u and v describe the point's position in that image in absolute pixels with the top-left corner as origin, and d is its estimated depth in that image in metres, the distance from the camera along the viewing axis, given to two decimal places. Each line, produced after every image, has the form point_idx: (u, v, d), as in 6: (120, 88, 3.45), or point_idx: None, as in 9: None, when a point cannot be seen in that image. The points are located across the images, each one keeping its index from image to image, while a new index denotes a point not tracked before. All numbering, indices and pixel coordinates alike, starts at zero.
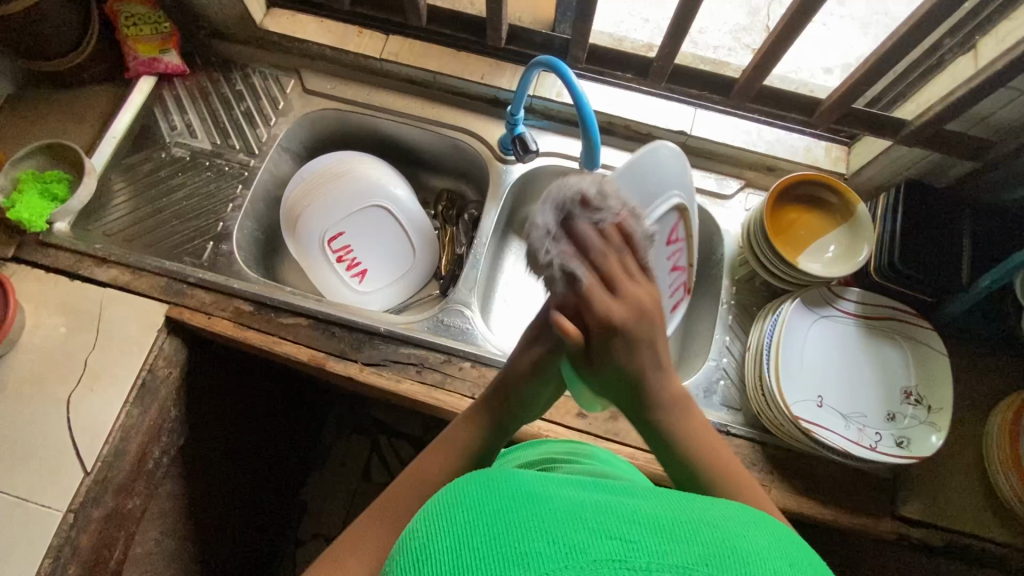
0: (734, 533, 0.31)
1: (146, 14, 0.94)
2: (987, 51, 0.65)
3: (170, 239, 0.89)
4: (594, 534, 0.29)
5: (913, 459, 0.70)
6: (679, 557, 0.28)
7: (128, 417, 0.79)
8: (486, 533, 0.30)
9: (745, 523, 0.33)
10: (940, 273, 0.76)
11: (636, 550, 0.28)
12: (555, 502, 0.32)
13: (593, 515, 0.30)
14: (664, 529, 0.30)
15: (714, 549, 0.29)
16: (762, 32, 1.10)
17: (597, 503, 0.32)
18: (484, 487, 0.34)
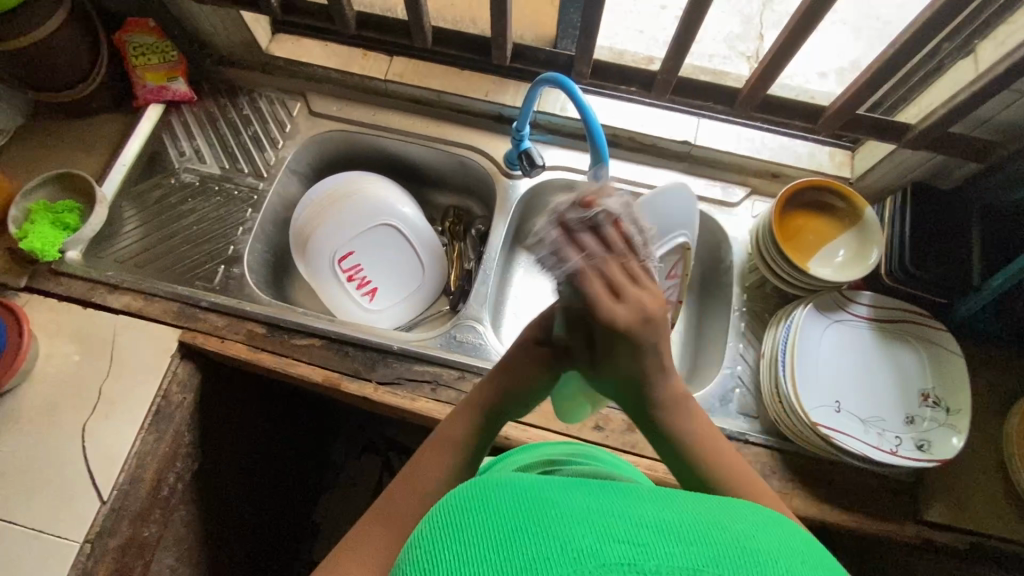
0: (751, 534, 0.29)
1: (153, 43, 0.95)
2: (987, 54, 0.65)
3: (182, 264, 0.90)
4: (601, 538, 0.27)
5: (935, 462, 0.70)
6: (691, 559, 0.27)
7: (144, 444, 0.78)
8: (484, 536, 0.28)
9: (759, 521, 0.31)
10: (951, 275, 0.76)
11: (645, 554, 0.27)
12: (561, 506, 0.30)
13: (601, 519, 0.29)
14: (675, 532, 0.28)
15: (731, 552, 0.27)
16: (756, 39, 1.11)
17: (605, 505, 0.30)
18: (483, 490, 0.32)
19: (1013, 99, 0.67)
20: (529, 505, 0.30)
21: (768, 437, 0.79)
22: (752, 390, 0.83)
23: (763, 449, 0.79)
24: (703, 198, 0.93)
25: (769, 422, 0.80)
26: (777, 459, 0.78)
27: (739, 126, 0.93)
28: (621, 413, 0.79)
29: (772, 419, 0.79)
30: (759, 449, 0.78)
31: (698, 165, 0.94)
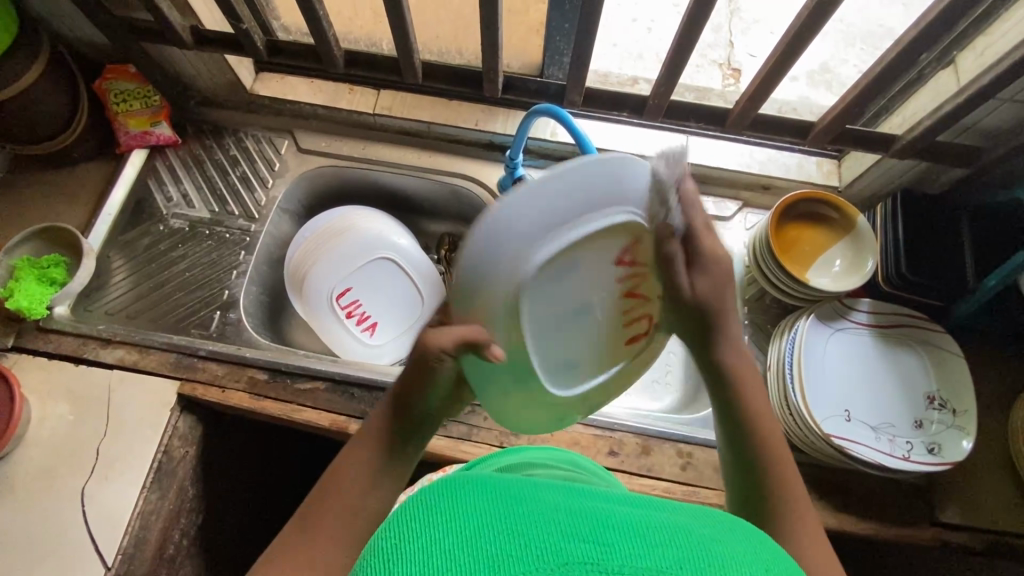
0: (704, 538, 0.33)
1: (135, 90, 0.94)
2: (966, 66, 0.68)
3: (176, 312, 0.88)
4: (567, 537, 0.31)
5: (947, 465, 0.71)
6: (646, 561, 0.30)
7: (147, 504, 0.76)
8: (461, 533, 0.31)
9: (710, 527, 0.35)
10: (946, 278, 0.78)
11: (608, 552, 0.30)
12: (529, 505, 0.33)
13: (566, 518, 0.32)
14: (631, 534, 0.32)
15: (686, 554, 0.31)
16: (727, 48, 1.13)
17: (571, 508, 0.34)
18: (463, 487, 0.35)
19: (994, 107, 0.69)
20: (503, 503, 0.33)
21: None
22: None
23: None
24: None
25: None
26: None
27: (728, 141, 0.94)
28: (635, 436, 0.79)
29: (784, 431, 0.79)
30: None
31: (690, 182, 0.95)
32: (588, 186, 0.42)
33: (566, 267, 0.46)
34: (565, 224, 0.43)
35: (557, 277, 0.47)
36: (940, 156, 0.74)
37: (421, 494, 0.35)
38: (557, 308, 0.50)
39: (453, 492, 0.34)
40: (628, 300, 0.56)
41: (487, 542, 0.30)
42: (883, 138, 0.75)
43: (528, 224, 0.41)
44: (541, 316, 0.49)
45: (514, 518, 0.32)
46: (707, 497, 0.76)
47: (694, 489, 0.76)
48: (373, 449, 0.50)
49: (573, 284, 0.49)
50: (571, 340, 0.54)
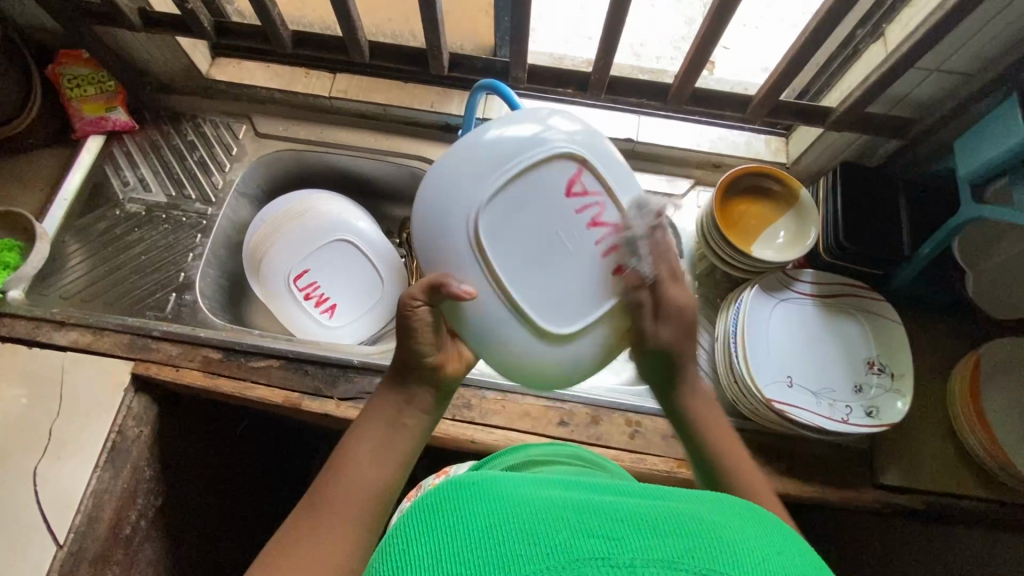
0: (716, 525, 0.32)
1: (88, 75, 0.94)
2: (893, 38, 0.70)
3: (131, 295, 0.88)
4: (580, 532, 0.30)
5: (883, 426, 0.73)
6: (660, 552, 0.29)
7: (100, 483, 0.76)
8: (468, 538, 0.31)
9: (726, 515, 0.34)
10: (886, 247, 0.79)
11: (618, 547, 0.29)
12: (537, 501, 0.33)
13: (578, 515, 0.32)
14: (647, 526, 0.31)
15: (698, 541, 0.30)
16: None
17: (586, 504, 0.33)
18: (472, 488, 0.34)
19: (921, 77, 0.72)
20: (516, 505, 0.32)
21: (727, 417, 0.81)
22: (710, 373, 0.85)
23: None
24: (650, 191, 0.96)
25: (728, 403, 0.83)
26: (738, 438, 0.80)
27: (679, 121, 0.96)
28: (585, 406, 0.80)
29: (730, 400, 0.81)
30: None
31: (643, 161, 0.97)
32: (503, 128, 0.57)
33: (515, 200, 0.55)
34: (500, 158, 0.55)
35: (507, 212, 0.55)
36: (873, 127, 0.76)
37: (432, 495, 0.35)
38: (520, 247, 0.55)
39: (460, 489, 0.35)
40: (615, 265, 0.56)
41: (497, 540, 0.30)
42: (819, 111, 0.77)
43: (461, 169, 0.55)
44: (503, 247, 0.55)
45: (525, 513, 0.32)
46: (655, 464, 0.77)
47: (642, 456, 0.78)
48: (385, 419, 0.54)
49: (532, 224, 0.55)
50: (543, 275, 0.55)
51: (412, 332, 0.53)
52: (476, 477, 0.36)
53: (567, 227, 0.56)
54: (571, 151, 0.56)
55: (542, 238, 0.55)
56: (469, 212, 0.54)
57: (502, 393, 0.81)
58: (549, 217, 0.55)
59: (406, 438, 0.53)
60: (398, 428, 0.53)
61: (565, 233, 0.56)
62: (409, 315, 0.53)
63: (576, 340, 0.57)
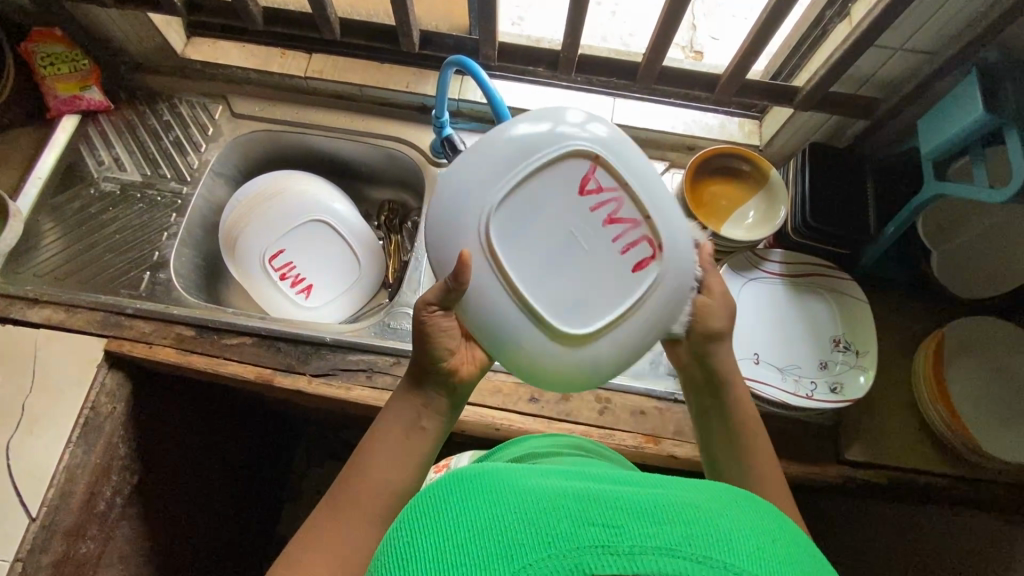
0: (715, 509, 0.33)
1: (62, 53, 0.92)
2: (858, 16, 0.70)
3: (105, 273, 0.88)
4: (581, 520, 0.31)
5: (846, 401, 0.74)
6: (661, 538, 0.30)
7: (73, 458, 0.76)
8: (469, 531, 0.32)
9: (724, 498, 0.35)
10: (852, 228, 0.80)
11: (618, 535, 0.30)
12: (539, 488, 0.33)
13: (579, 502, 0.32)
14: (647, 512, 0.32)
15: (697, 527, 0.31)
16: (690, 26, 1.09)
17: (587, 489, 0.33)
18: (471, 480, 0.35)
19: (886, 57, 0.72)
20: (516, 493, 0.33)
21: None
22: None
23: None
24: None
25: None
26: None
27: (654, 103, 0.96)
28: None
29: None
30: None
31: None
32: (514, 133, 0.57)
33: (531, 200, 0.56)
34: (517, 159, 0.56)
35: (520, 215, 0.56)
36: (840, 107, 0.77)
37: (433, 489, 0.36)
38: (534, 246, 0.56)
39: (462, 479, 0.35)
40: (634, 259, 0.56)
41: (500, 530, 0.31)
42: (787, 91, 0.77)
43: (479, 172, 0.56)
44: (517, 247, 0.56)
45: (527, 501, 0.32)
46: (623, 439, 0.79)
47: (610, 432, 0.79)
48: (400, 427, 0.56)
49: (549, 224, 0.56)
50: (558, 279, 0.56)
51: (427, 335, 0.55)
52: (475, 467, 0.36)
53: (582, 227, 0.56)
54: (584, 148, 0.56)
55: (558, 236, 0.56)
56: (480, 218, 0.55)
57: None
58: (564, 216, 0.56)
59: (423, 442, 0.56)
60: (416, 432, 0.56)
61: (580, 233, 0.56)
62: (427, 317, 0.55)
63: (593, 341, 0.56)
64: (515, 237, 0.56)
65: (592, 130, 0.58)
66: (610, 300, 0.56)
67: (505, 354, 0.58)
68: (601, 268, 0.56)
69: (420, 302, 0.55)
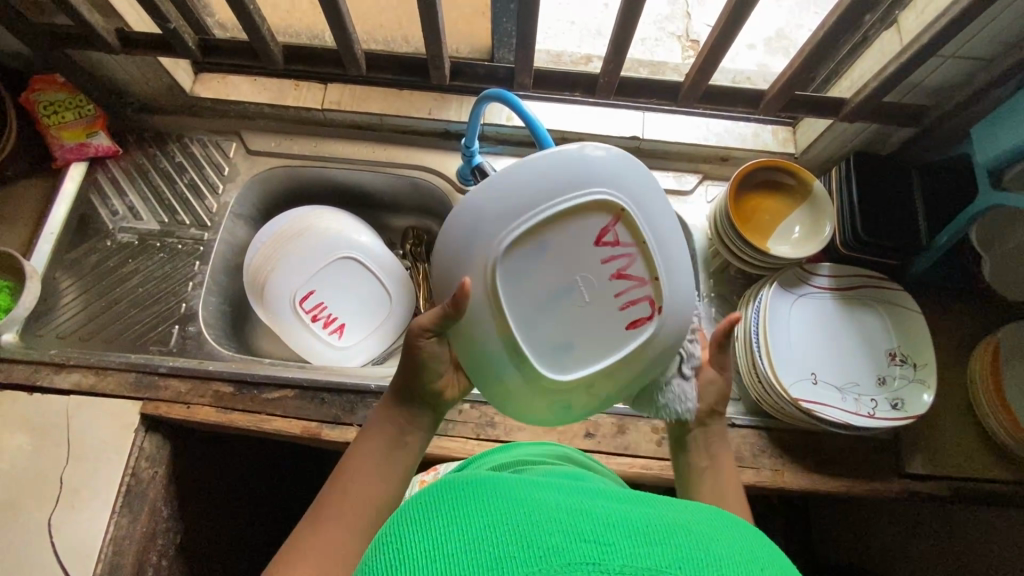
0: (708, 536, 0.32)
1: (65, 100, 0.88)
2: (908, 26, 0.68)
3: (132, 330, 0.85)
4: (572, 536, 0.30)
5: (910, 419, 0.73)
6: (652, 561, 0.29)
7: (118, 529, 0.73)
8: (458, 540, 0.30)
9: (719, 526, 0.34)
10: (903, 237, 0.79)
11: (609, 552, 0.29)
12: (530, 504, 0.33)
13: (570, 517, 0.31)
14: (639, 532, 0.31)
15: (689, 552, 0.30)
16: (685, 19, 1.07)
17: (580, 509, 0.33)
18: (468, 491, 0.34)
19: (937, 65, 0.70)
20: (506, 506, 0.32)
21: (751, 417, 0.81)
22: (732, 373, 0.85)
23: (750, 429, 0.80)
24: None
25: (751, 402, 0.82)
26: (764, 437, 0.80)
27: (685, 115, 0.94)
28: (610, 416, 0.80)
29: (754, 399, 0.81)
30: (746, 430, 0.80)
31: (649, 158, 0.95)
32: (544, 163, 0.52)
33: (544, 243, 0.53)
34: (540, 198, 0.51)
35: (530, 256, 0.53)
36: (888, 117, 0.75)
37: (428, 499, 0.35)
38: (537, 289, 0.54)
39: (457, 492, 0.34)
40: (630, 317, 0.55)
41: (488, 537, 0.30)
42: (833, 103, 0.75)
43: (496, 208, 0.52)
44: (523, 291, 0.53)
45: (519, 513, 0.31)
46: None
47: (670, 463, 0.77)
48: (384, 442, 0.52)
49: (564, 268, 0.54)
50: (558, 323, 0.55)
51: (421, 363, 0.53)
52: (474, 480, 0.36)
53: (588, 275, 0.54)
54: (610, 202, 0.53)
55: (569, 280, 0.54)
56: (488, 259, 0.52)
57: None
58: (571, 266, 0.54)
59: (407, 458, 0.52)
60: (400, 448, 0.52)
61: (586, 281, 0.54)
62: (422, 343, 0.52)
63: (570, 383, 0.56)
64: (520, 275, 0.53)
65: (629, 185, 0.53)
66: (602, 347, 0.55)
67: (487, 384, 0.57)
68: (597, 316, 0.55)
69: (415, 329, 0.52)
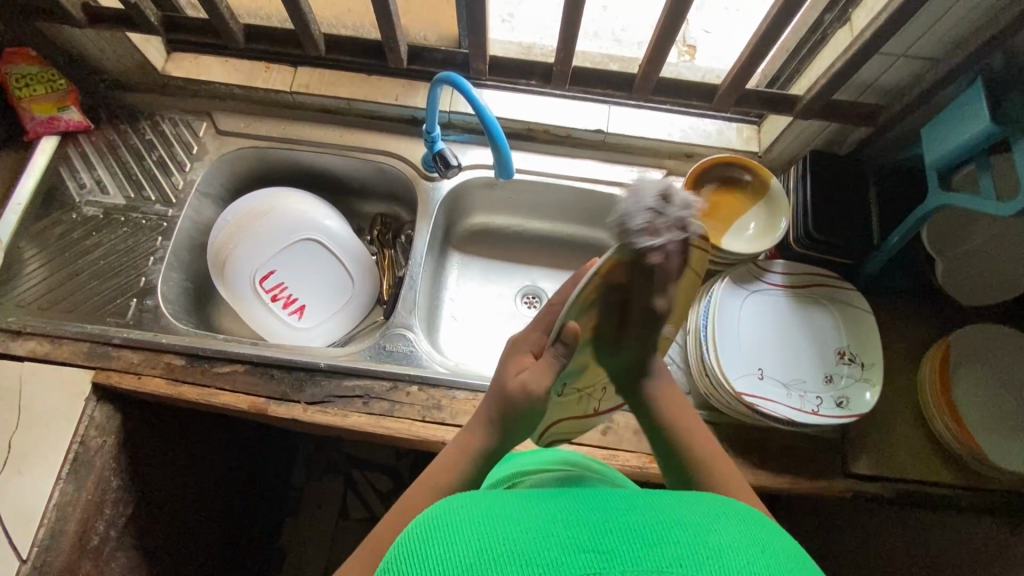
0: (701, 528, 0.34)
1: (39, 73, 0.89)
2: (859, 23, 0.68)
3: (91, 301, 0.86)
4: (573, 548, 0.32)
5: (852, 417, 0.73)
6: (650, 561, 0.32)
7: (63, 495, 0.74)
8: (463, 567, 0.32)
9: (713, 516, 0.36)
10: (855, 238, 0.79)
11: (610, 560, 0.32)
12: (528, 521, 0.34)
13: (569, 529, 0.34)
14: (636, 537, 0.33)
15: (686, 547, 0.33)
16: None
17: (577, 516, 0.35)
18: (462, 515, 0.35)
19: (888, 64, 0.71)
20: (504, 527, 0.34)
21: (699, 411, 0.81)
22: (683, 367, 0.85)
23: None
24: (621, 182, 0.94)
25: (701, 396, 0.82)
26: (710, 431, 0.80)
27: (652, 111, 0.94)
28: None
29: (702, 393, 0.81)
30: None
31: (615, 152, 0.96)
32: (731, 330, 0.79)
33: (726, 332, 0.79)
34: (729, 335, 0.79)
35: (729, 334, 0.79)
36: (841, 114, 0.75)
37: (423, 520, 0.36)
38: (738, 343, 0.79)
39: (455, 509, 0.36)
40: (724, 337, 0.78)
41: (487, 561, 0.32)
42: (786, 100, 0.75)
43: (735, 338, 0.79)
44: (737, 341, 0.79)
45: (514, 527, 0.33)
46: (627, 460, 0.77)
47: (614, 453, 0.77)
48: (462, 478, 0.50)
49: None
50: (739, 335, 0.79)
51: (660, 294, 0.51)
52: (466, 497, 0.37)
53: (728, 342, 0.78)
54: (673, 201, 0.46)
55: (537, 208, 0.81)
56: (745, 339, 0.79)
57: (473, 392, 0.80)
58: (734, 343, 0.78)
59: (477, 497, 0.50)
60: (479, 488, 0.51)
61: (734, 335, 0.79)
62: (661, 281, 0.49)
63: (739, 329, 0.79)
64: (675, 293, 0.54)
65: None
66: (737, 343, 0.79)
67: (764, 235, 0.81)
68: (733, 336, 0.79)
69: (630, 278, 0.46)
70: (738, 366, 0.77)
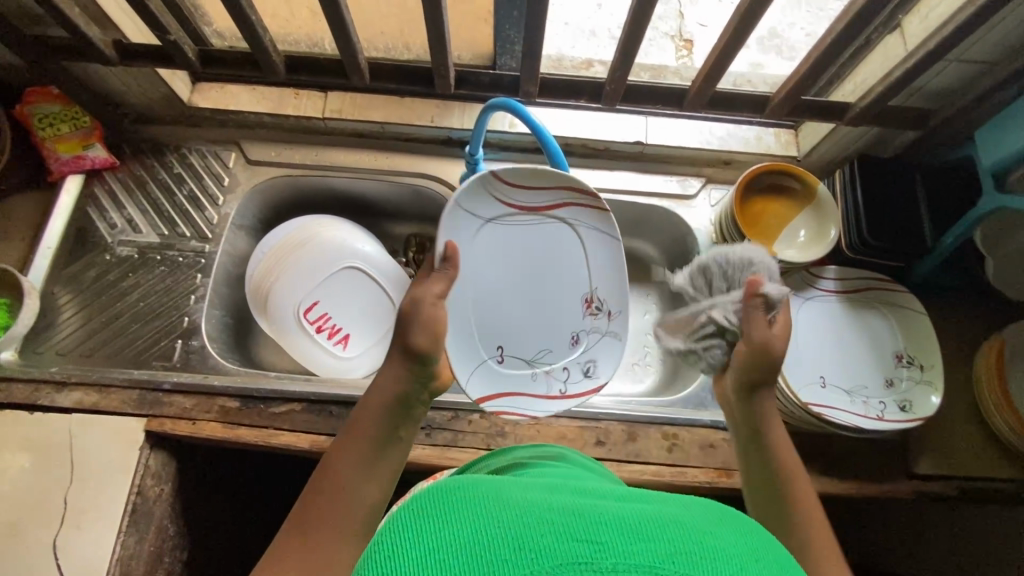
0: (703, 529, 0.30)
1: (61, 112, 0.87)
2: (913, 31, 0.68)
3: (135, 345, 0.84)
4: (554, 538, 0.28)
5: (918, 420, 0.73)
6: (646, 556, 0.27)
7: (125, 549, 0.71)
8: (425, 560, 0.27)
9: (714, 519, 0.32)
10: (908, 240, 0.79)
11: (603, 551, 0.27)
12: (508, 511, 0.30)
13: (555, 518, 0.29)
14: (627, 527, 0.29)
15: (683, 545, 0.28)
16: (677, 18, 1.07)
17: (566, 506, 0.31)
18: (437, 502, 0.31)
19: (941, 68, 0.70)
20: (478, 517, 0.29)
21: None
22: None
23: None
24: (662, 194, 0.94)
25: None
26: None
27: (687, 119, 0.93)
28: (620, 423, 0.79)
29: None
30: None
31: (652, 162, 0.95)
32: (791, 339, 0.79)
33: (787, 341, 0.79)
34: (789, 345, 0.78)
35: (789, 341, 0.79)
36: (892, 120, 0.75)
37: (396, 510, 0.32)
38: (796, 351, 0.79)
39: (431, 499, 0.32)
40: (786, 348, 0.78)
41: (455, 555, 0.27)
42: (837, 108, 0.75)
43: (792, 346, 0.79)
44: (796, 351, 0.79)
45: (499, 509, 0.30)
46: (695, 476, 0.77)
47: (683, 470, 0.77)
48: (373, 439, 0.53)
49: (488, 301, 0.75)
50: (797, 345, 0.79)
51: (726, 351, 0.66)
52: (448, 484, 0.33)
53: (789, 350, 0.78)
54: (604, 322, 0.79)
55: (559, 277, 0.77)
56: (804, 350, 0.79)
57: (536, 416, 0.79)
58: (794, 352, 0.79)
59: (397, 451, 0.54)
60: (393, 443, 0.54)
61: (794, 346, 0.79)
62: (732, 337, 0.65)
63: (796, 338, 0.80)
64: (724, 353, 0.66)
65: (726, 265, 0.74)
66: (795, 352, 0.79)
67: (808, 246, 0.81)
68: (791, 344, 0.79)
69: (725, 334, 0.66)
70: (798, 375, 0.77)
